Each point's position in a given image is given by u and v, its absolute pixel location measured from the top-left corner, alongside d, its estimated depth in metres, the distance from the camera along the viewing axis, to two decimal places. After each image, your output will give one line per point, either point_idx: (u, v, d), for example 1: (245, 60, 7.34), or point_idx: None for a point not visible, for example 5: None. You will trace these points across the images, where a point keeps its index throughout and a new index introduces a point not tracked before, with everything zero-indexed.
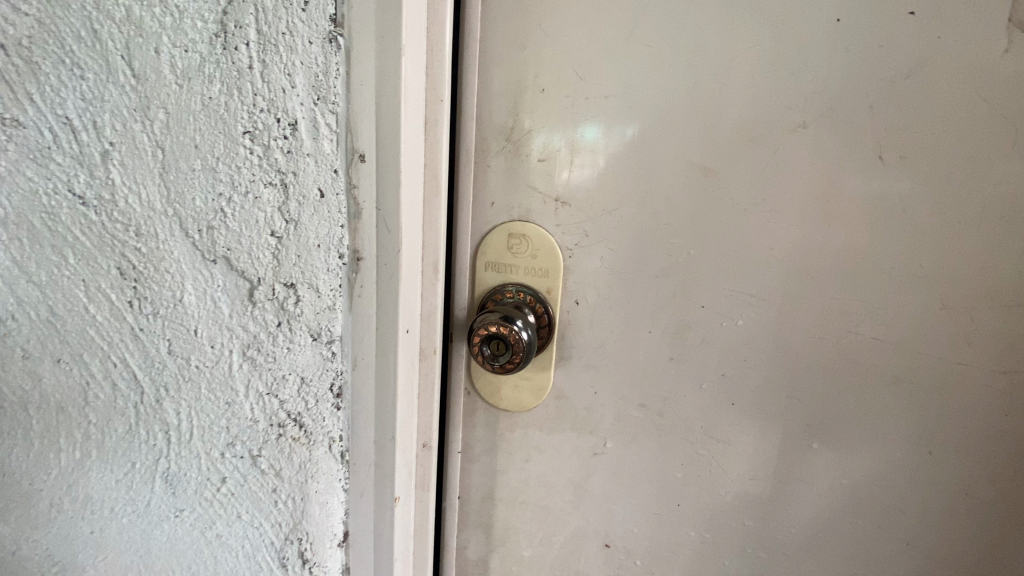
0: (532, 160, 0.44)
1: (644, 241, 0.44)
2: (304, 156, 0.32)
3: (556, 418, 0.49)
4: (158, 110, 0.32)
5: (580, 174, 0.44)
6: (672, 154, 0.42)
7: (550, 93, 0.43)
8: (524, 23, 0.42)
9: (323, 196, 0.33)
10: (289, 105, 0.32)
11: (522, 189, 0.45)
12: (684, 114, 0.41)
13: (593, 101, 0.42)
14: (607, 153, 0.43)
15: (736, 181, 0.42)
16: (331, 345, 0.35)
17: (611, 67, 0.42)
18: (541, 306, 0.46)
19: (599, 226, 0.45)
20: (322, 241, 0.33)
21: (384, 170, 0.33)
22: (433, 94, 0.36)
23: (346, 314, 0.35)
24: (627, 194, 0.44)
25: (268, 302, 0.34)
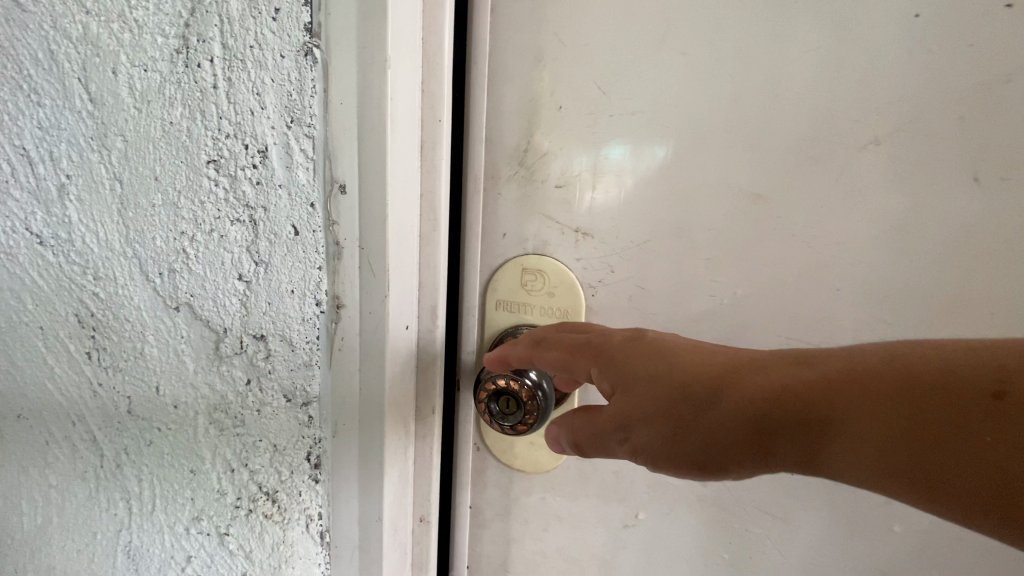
0: (550, 186, 0.39)
1: (682, 278, 0.38)
2: (276, 187, 0.28)
3: (579, 482, 0.43)
4: (116, 138, 0.28)
5: (605, 200, 0.38)
6: (715, 175, 0.36)
7: (569, 110, 0.37)
8: (538, 32, 0.37)
9: (297, 233, 0.28)
10: (257, 130, 0.27)
11: (537, 219, 0.40)
12: (729, 129, 0.35)
13: (619, 117, 0.37)
14: (637, 175, 0.37)
15: (793, 208, 0.35)
16: (308, 408, 0.30)
17: (641, 78, 0.36)
18: None
19: (628, 261, 0.38)
20: (295, 286, 0.28)
21: (368, 202, 0.28)
22: (431, 114, 0.31)
23: (325, 371, 0.29)
24: (661, 224, 0.37)
25: (236, 356, 0.29)
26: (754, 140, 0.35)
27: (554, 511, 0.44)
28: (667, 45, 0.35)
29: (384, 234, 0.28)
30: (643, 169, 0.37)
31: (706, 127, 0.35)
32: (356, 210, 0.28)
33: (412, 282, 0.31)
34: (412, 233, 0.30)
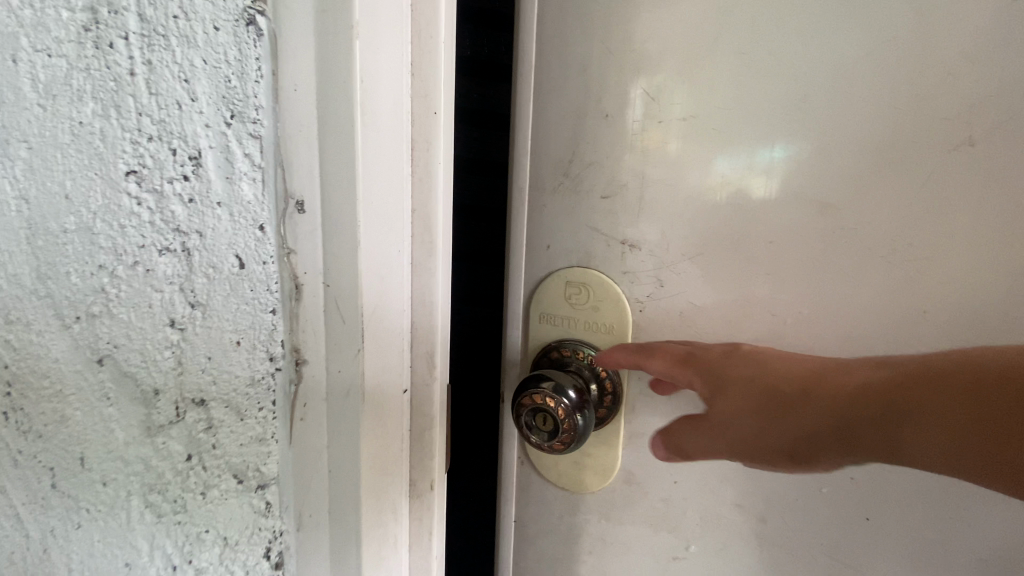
0: (592, 196, 0.31)
1: (762, 309, 0.29)
2: (213, 206, 0.21)
3: (617, 555, 0.35)
4: (17, 145, 0.20)
5: (659, 208, 0.30)
6: (810, 175, 0.27)
7: (612, 94, 0.29)
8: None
9: (243, 267, 0.21)
10: (188, 130, 0.20)
11: (573, 225, 0.32)
12: (832, 111, 0.26)
13: (679, 99, 0.28)
14: (705, 176, 0.28)
15: (924, 217, 0.25)
16: (264, 493, 0.23)
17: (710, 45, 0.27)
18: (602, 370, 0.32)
19: (689, 285, 0.30)
20: (242, 335, 0.21)
21: (330, 228, 0.21)
22: (424, 105, 0.24)
23: (284, 444, 0.23)
24: (735, 238, 0.28)
25: (175, 427, 0.22)
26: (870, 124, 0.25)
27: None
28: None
29: (355, 270, 0.21)
30: (711, 168, 0.28)
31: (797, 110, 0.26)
32: (322, 238, 0.21)
33: (400, 324, 0.24)
34: (399, 262, 0.23)
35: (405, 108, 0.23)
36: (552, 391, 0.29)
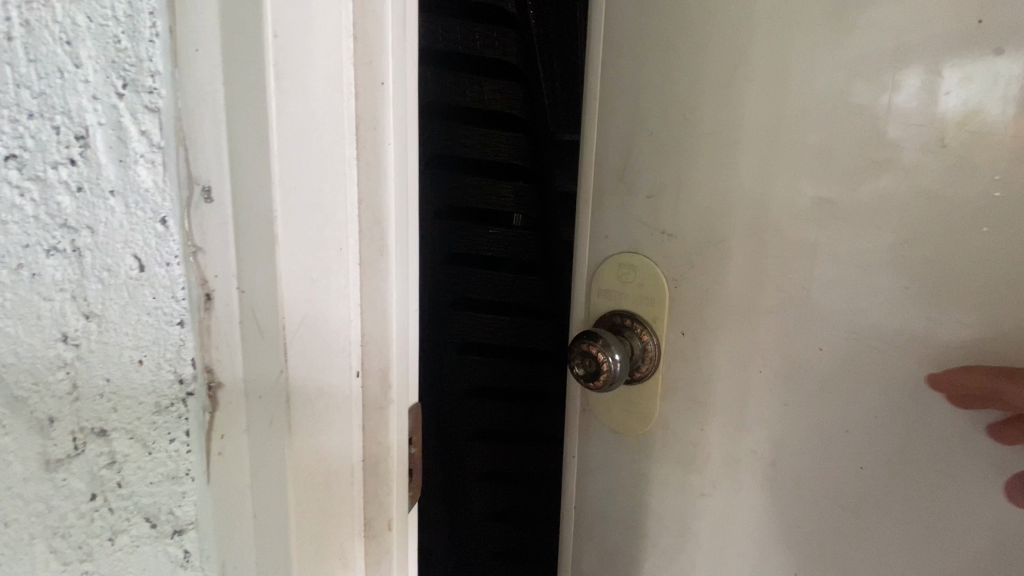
0: (642, 192, 0.30)
1: (787, 299, 0.26)
2: (106, 196, 0.17)
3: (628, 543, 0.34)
4: None
5: (694, 193, 0.28)
6: (850, 152, 0.24)
7: (650, 86, 0.28)
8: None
9: (144, 270, 0.18)
10: (70, 101, 0.16)
11: (616, 212, 0.31)
12: (863, 84, 0.23)
13: (707, 80, 0.26)
14: (738, 163, 0.26)
15: (970, 188, 0.22)
16: (183, 535, 0.20)
17: (730, 26, 0.25)
18: (644, 336, 0.30)
19: (712, 275, 0.28)
20: (147, 351, 0.18)
21: (247, 221, 0.17)
22: (369, 74, 0.19)
23: (202, 479, 0.20)
24: (759, 220, 0.26)
25: (73, 470, 0.18)
26: (910, 91, 0.22)
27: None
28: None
29: (270, 276, 0.17)
30: (739, 152, 0.26)
31: (828, 86, 0.24)
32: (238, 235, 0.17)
33: (341, 342, 0.19)
34: (340, 265, 0.19)
35: (346, 71, 0.18)
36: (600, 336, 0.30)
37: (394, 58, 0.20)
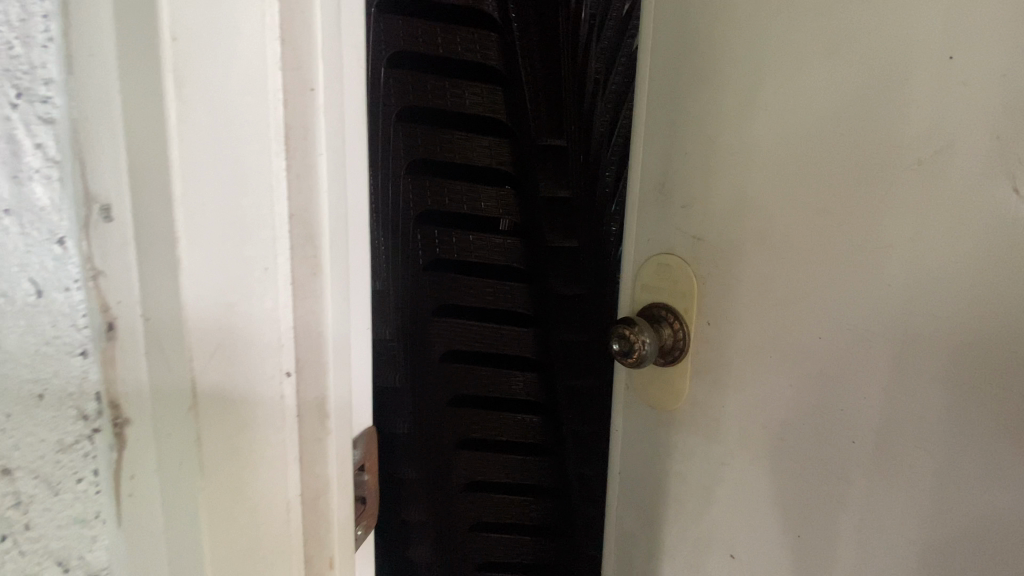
0: (677, 206, 0.55)
1: (730, 270, 0.51)
2: (22, 211, 0.22)
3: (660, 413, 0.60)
4: None
5: (705, 206, 0.53)
6: (780, 182, 0.46)
7: (676, 153, 0.55)
8: (657, 105, 0.56)
9: (45, 267, 0.22)
10: None
11: (659, 218, 0.57)
12: (852, 149, 0.42)
13: (693, 151, 0.53)
14: (740, 185, 0.49)
15: (835, 202, 0.43)
16: (94, 490, 0.24)
17: (724, 123, 0.50)
18: (677, 322, 0.56)
19: (719, 254, 0.52)
20: (62, 331, 0.23)
21: (164, 242, 0.21)
22: (300, 127, 0.23)
23: (109, 447, 0.24)
24: (734, 221, 0.50)
25: None
26: (823, 154, 0.43)
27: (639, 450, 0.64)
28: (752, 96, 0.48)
29: (181, 298, 0.21)
30: (727, 178, 0.50)
31: (776, 143, 0.46)
32: (162, 219, 0.21)
33: (269, 352, 0.23)
34: (270, 286, 0.23)
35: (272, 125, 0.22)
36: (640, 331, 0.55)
37: (327, 92, 0.24)
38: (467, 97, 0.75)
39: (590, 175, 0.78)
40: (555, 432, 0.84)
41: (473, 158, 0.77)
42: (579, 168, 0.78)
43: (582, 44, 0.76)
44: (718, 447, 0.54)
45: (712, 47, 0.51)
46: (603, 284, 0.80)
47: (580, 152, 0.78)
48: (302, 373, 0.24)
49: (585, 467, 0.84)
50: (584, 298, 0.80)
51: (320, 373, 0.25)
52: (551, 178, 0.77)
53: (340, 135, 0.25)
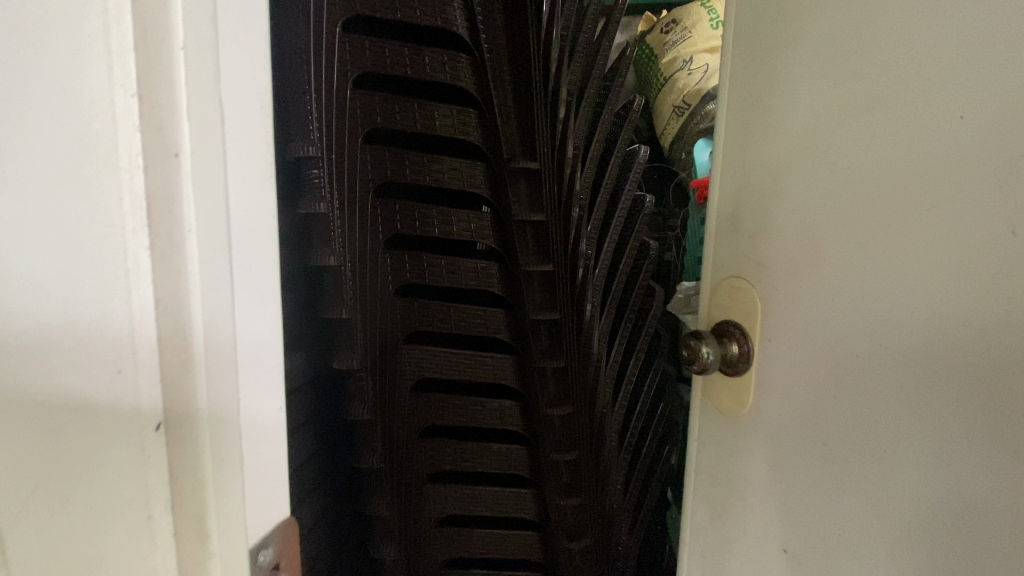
0: (747, 233, 0.56)
1: (783, 285, 0.52)
2: None
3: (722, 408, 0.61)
4: None
5: (772, 235, 0.53)
6: (837, 219, 0.46)
7: (750, 178, 0.55)
8: (734, 121, 0.56)
9: None
10: None
11: (719, 242, 0.60)
12: (896, 188, 0.42)
13: (761, 179, 0.53)
14: (783, 222, 0.51)
15: (870, 232, 0.44)
16: None
17: (791, 150, 0.50)
18: (744, 341, 0.56)
19: (772, 280, 0.53)
20: None
21: (25, 297, 0.30)
22: (164, 201, 0.35)
23: None
24: (783, 254, 0.52)
25: None
26: (873, 189, 0.44)
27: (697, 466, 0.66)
28: (812, 120, 0.48)
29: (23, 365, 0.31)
30: (783, 215, 0.51)
31: (845, 176, 0.46)
32: None
33: (117, 372, 0.35)
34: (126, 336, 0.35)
35: (110, 205, 0.34)
36: (703, 343, 0.60)
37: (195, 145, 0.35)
38: (438, 119, 0.73)
39: (565, 198, 0.77)
40: (533, 458, 0.81)
41: (445, 180, 0.74)
42: (551, 189, 0.75)
43: (552, 65, 0.74)
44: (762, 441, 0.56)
45: (786, 65, 0.51)
46: (575, 307, 0.79)
47: (552, 173, 0.75)
48: (182, 376, 0.37)
49: (564, 496, 0.81)
50: (560, 322, 0.78)
51: (188, 380, 0.37)
52: (522, 199, 0.74)
53: (223, 206, 0.37)
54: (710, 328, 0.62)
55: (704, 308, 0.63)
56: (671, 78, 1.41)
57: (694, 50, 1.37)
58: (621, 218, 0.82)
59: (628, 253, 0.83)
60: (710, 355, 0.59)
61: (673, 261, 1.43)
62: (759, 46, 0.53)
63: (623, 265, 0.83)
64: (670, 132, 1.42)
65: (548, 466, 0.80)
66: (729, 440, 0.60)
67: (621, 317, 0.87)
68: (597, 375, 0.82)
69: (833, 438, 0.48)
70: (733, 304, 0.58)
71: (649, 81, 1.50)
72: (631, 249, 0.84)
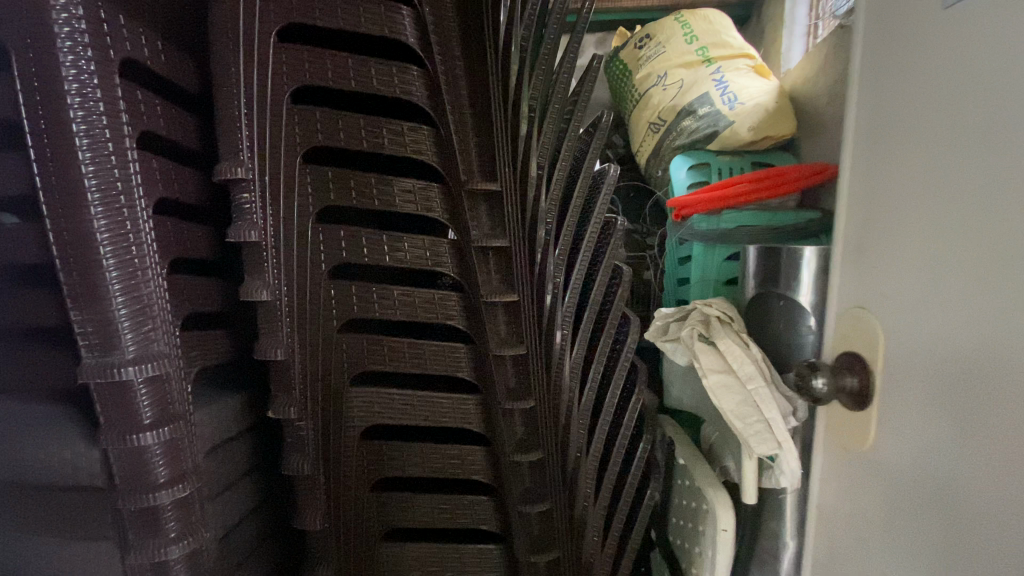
0: (868, 269, 0.61)
1: (899, 318, 0.57)
2: None
3: (864, 435, 0.61)
4: None
5: (890, 275, 0.58)
6: (941, 265, 0.52)
7: (874, 217, 0.61)
8: (858, 167, 0.64)
9: None
10: None
11: (837, 276, 0.67)
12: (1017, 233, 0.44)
13: (868, 228, 0.62)
14: (898, 265, 0.57)
15: (967, 280, 0.49)
16: None
17: (899, 201, 0.57)
18: (868, 374, 0.61)
19: (908, 311, 0.55)
20: None
21: None
22: None
23: None
24: (895, 293, 0.57)
25: None
26: (972, 240, 0.48)
27: (821, 473, 0.70)
28: (920, 171, 0.55)
29: None
30: (891, 261, 0.58)
31: (950, 224, 0.51)
32: None
33: None
34: None
35: None
36: (815, 373, 0.65)
37: None
38: (385, 137, 0.65)
39: (527, 222, 0.68)
40: (501, 509, 0.74)
41: (394, 203, 0.66)
42: (514, 213, 0.67)
43: (511, 75, 0.65)
44: (896, 456, 0.57)
45: (898, 123, 0.58)
46: (545, 341, 0.70)
47: (514, 196, 0.67)
48: None
49: (533, 554, 0.73)
50: (526, 358, 0.70)
51: None
52: (482, 224, 0.67)
53: None
54: (828, 363, 0.67)
55: (832, 337, 0.67)
56: (645, 94, 1.36)
57: (668, 65, 1.33)
58: (593, 241, 0.73)
59: (601, 279, 0.74)
60: (822, 385, 0.64)
61: (653, 280, 1.39)
62: (875, 107, 0.62)
63: (595, 291, 0.74)
64: (646, 149, 1.37)
65: (516, 518, 0.72)
66: (840, 456, 0.66)
67: (592, 348, 0.80)
68: (570, 418, 0.73)
69: (984, 472, 0.47)
70: (854, 335, 0.63)
71: (624, 96, 1.46)
72: (605, 274, 0.74)
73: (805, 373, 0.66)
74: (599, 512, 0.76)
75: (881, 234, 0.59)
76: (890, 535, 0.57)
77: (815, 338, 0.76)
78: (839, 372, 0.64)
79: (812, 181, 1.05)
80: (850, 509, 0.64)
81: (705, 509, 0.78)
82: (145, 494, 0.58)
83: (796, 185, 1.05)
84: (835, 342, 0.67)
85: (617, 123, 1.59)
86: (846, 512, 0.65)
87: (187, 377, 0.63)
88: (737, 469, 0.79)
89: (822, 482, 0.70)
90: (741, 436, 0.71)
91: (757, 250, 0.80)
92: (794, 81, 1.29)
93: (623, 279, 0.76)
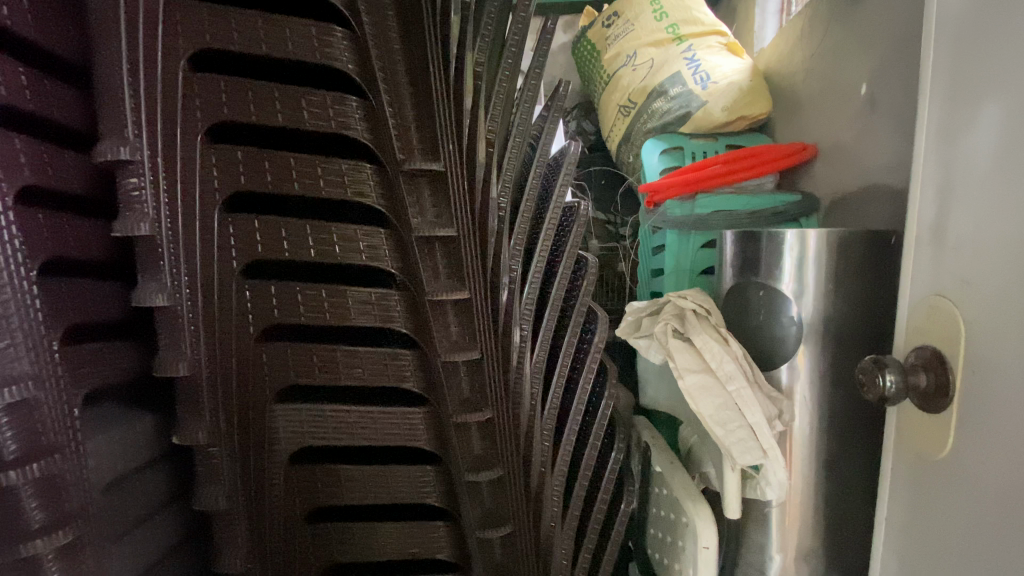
0: (950, 249, 0.54)
1: (985, 306, 0.50)
2: None
3: (942, 442, 0.54)
4: None
5: (978, 257, 0.51)
6: None
7: (957, 191, 0.53)
8: (938, 134, 0.56)
9: None
10: None
11: (909, 259, 0.59)
12: None
13: (949, 204, 0.54)
14: (988, 246, 0.50)
15: None
16: None
17: (993, 172, 0.49)
18: (945, 372, 0.53)
19: (998, 297, 0.48)
20: None
21: None
22: None
23: None
24: (983, 276, 0.50)
25: None
26: None
27: (893, 481, 0.61)
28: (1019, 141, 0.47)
29: None
30: (977, 242, 0.51)
31: None
32: None
33: None
34: None
35: None
36: (882, 368, 0.57)
37: None
38: (304, 109, 0.55)
39: (477, 210, 0.59)
40: (457, 534, 0.66)
41: (318, 189, 0.56)
42: (461, 198, 0.58)
43: (453, 37, 0.56)
44: (984, 463, 0.50)
45: (990, 84, 0.50)
46: (502, 344, 0.61)
47: (460, 177, 0.58)
48: None
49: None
50: (481, 365, 0.61)
51: None
52: (425, 211, 0.58)
53: None
54: (904, 357, 0.59)
55: (904, 330, 0.59)
56: (615, 75, 1.28)
57: (638, 43, 1.24)
58: (553, 229, 0.65)
59: (563, 272, 0.65)
60: (890, 383, 0.56)
61: (625, 271, 1.31)
62: (960, 66, 0.53)
63: (558, 285, 0.65)
64: (617, 134, 1.29)
65: (473, 544, 0.64)
66: (911, 462, 0.58)
67: (555, 349, 0.72)
68: (532, 430, 0.64)
69: None
70: (934, 325, 0.55)
71: (593, 78, 1.37)
72: (568, 266, 0.65)
73: (867, 365, 0.59)
74: (567, 533, 0.68)
75: (967, 210, 0.52)
76: (982, 551, 0.50)
77: (798, 329, 0.68)
78: (911, 369, 0.56)
79: (787, 163, 0.99)
80: (939, 526, 0.55)
81: (685, 522, 0.71)
82: (20, 545, 0.47)
83: (772, 168, 0.99)
84: (910, 336, 0.59)
85: (585, 107, 1.50)
86: (932, 527, 0.55)
87: (72, 399, 0.52)
88: (718, 476, 0.71)
89: (894, 490, 0.61)
90: (722, 444, 0.65)
91: (734, 235, 0.73)
92: (767, 61, 1.22)
93: (588, 270, 0.68)
